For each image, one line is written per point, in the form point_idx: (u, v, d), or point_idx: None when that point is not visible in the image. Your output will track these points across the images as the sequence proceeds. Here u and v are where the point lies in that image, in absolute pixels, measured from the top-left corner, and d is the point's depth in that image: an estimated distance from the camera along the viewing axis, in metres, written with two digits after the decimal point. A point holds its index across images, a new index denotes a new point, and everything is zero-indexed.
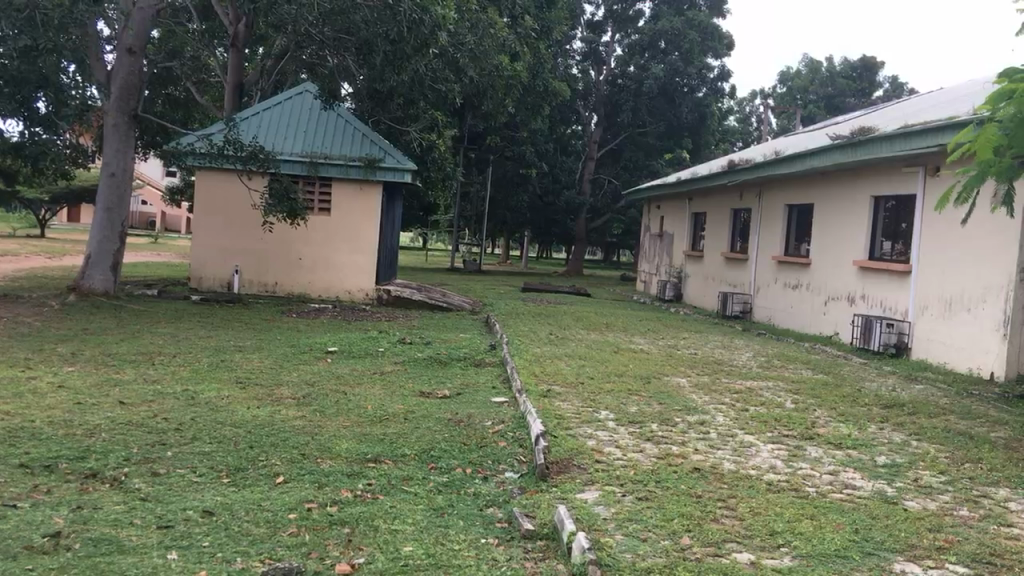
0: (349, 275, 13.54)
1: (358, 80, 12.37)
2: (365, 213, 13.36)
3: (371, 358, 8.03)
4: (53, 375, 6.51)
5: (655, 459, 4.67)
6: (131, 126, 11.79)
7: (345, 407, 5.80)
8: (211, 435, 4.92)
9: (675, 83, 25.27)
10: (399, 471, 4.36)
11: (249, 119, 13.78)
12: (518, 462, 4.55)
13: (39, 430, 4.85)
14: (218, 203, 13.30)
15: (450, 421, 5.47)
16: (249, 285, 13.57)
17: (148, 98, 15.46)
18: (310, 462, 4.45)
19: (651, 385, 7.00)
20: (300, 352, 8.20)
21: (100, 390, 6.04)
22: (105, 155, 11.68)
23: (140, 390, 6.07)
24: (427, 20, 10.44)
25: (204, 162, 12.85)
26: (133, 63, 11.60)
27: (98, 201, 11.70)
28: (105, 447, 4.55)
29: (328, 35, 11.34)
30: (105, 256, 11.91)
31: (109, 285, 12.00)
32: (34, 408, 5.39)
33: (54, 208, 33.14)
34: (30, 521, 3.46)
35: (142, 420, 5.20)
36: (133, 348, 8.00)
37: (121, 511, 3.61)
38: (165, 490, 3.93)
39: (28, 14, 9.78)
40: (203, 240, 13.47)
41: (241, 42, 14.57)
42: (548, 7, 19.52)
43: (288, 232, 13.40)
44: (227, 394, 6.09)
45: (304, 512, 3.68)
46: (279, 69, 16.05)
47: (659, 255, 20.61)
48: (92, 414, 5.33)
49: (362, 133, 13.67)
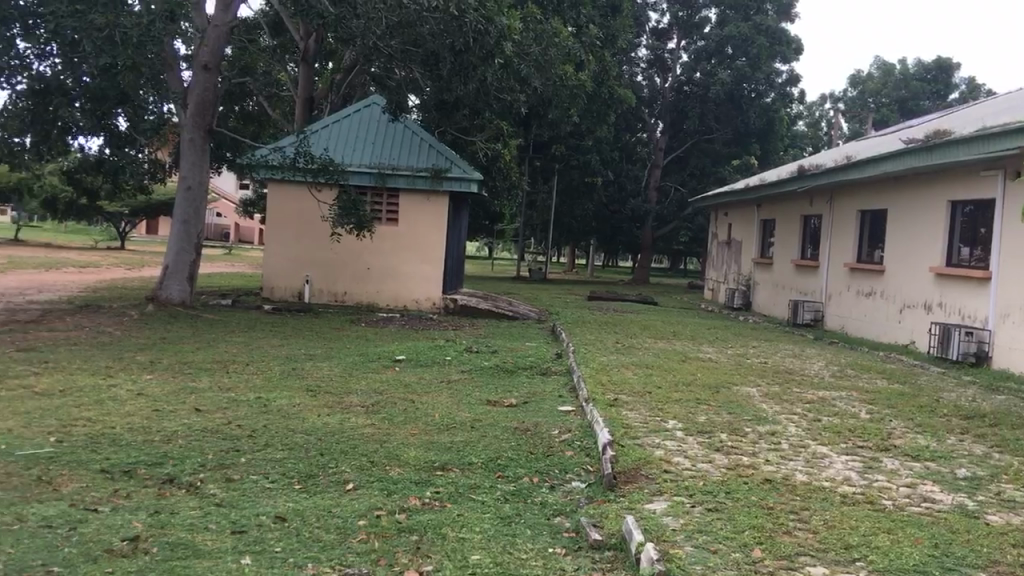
0: (417, 284, 13.63)
1: (425, 92, 12.53)
2: (434, 222, 13.48)
3: (438, 367, 8.09)
4: (132, 384, 6.68)
5: (725, 469, 4.60)
6: (207, 140, 12.03)
7: (413, 416, 5.85)
8: (283, 442, 5.00)
9: (742, 89, 24.91)
10: (466, 479, 4.38)
11: (318, 132, 14.05)
12: (585, 472, 4.53)
13: (120, 436, 5.00)
14: (288, 215, 13.57)
15: (517, 429, 5.47)
16: (319, 295, 13.77)
17: (221, 114, 15.76)
18: (379, 470, 4.50)
19: (720, 395, 6.88)
20: (369, 361, 8.29)
21: (178, 397, 6.21)
22: (181, 168, 11.95)
23: (215, 398, 6.20)
24: (492, 31, 10.73)
25: (276, 174, 13.13)
26: (209, 79, 11.85)
27: (174, 214, 11.99)
28: (181, 453, 4.66)
29: (396, 48, 11.23)
30: (181, 268, 12.23)
31: (185, 295, 12.34)
32: (115, 415, 5.56)
33: (133, 221, 34.31)
34: (111, 525, 3.56)
35: (218, 427, 5.32)
36: (207, 356, 8.16)
37: (196, 516, 3.69)
38: (239, 496, 4.00)
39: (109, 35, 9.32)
40: (275, 252, 13.75)
41: (311, 57, 15.07)
42: (613, 16, 19.43)
43: (356, 243, 13.58)
44: (298, 401, 6.18)
45: (374, 519, 3.72)
46: (348, 82, 16.37)
47: (727, 263, 20.33)
48: (170, 420, 5.47)
49: (429, 143, 13.83)
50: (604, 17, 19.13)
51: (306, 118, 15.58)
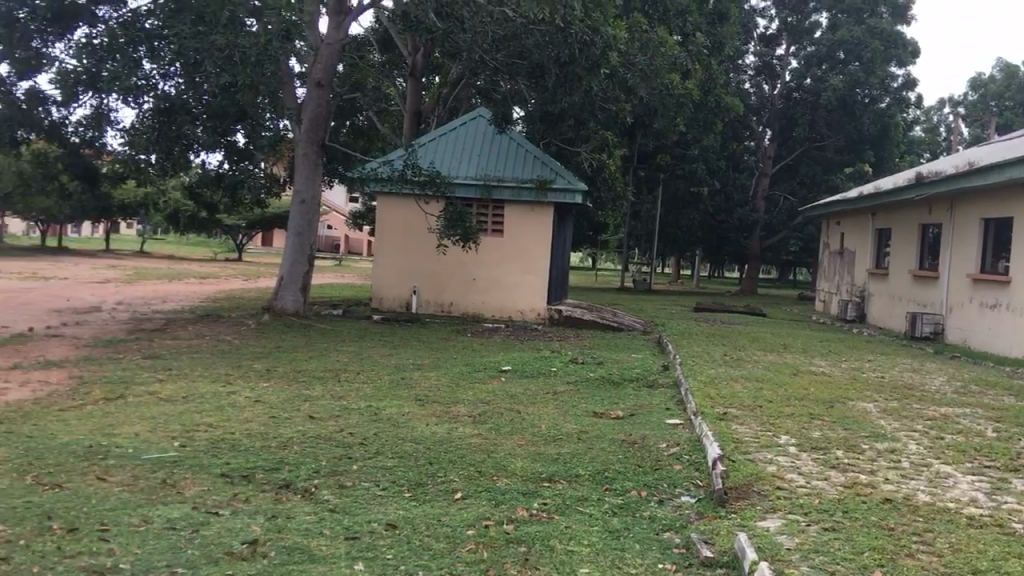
0: (521, 295, 13.68)
1: (530, 104, 12.61)
2: (538, 233, 13.52)
3: (544, 378, 8.08)
4: (250, 391, 6.91)
5: (841, 487, 4.45)
6: (319, 155, 12.39)
7: (520, 427, 5.85)
8: (393, 450, 5.08)
9: (855, 94, 24.11)
10: (573, 492, 4.36)
11: (425, 145, 14.30)
12: (694, 487, 4.45)
13: (239, 441, 5.18)
14: (397, 226, 13.84)
15: (625, 442, 5.42)
16: (426, 305, 13.98)
17: (333, 129, 16.18)
18: (486, 480, 4.52)
19: (835, 411, 6.66)
20: (476, 371, 8.35)
21: (292, 405, 6.39)
22: (296, 183, 12.35)
23: (329, 406, 6.36)
24: (598, 41, 10.81)
25: (385, 187, 13.42)
26: (322, 96, 12.21)
27: (288, 226, 12.40)
28: (296, 459, 4.80)
29: (501, 61, 11.28)
30: (296, 279, 12.62)
31: (299, 305, 12.73)
32: (234, 421, 5.76)
33: (249, 234, 35.64)
34: (230, 528, 3.68)
35: (331, 434, 5.44)
36: (320, 365, 8.38)
37: (311, 521, 3.79)
38: (351, 502, 4.09)
39: (228, 53, 9.64)
40: (384, 263, 14.04)
41: (419, 72, 15.40)
42: (721, 23, 19.15)
43: (462, 254, 13.74)
44: (407, 411, 6.27)
45: (483, 529, 3.74)
46: (455, 95, 16.61)
47: (839, 274, 19.72)
48: (285, 427, 5.64)
49: (534, 155, 13.89)
50: (711, 24, 18.87)
51: (413, 131, 15.91)
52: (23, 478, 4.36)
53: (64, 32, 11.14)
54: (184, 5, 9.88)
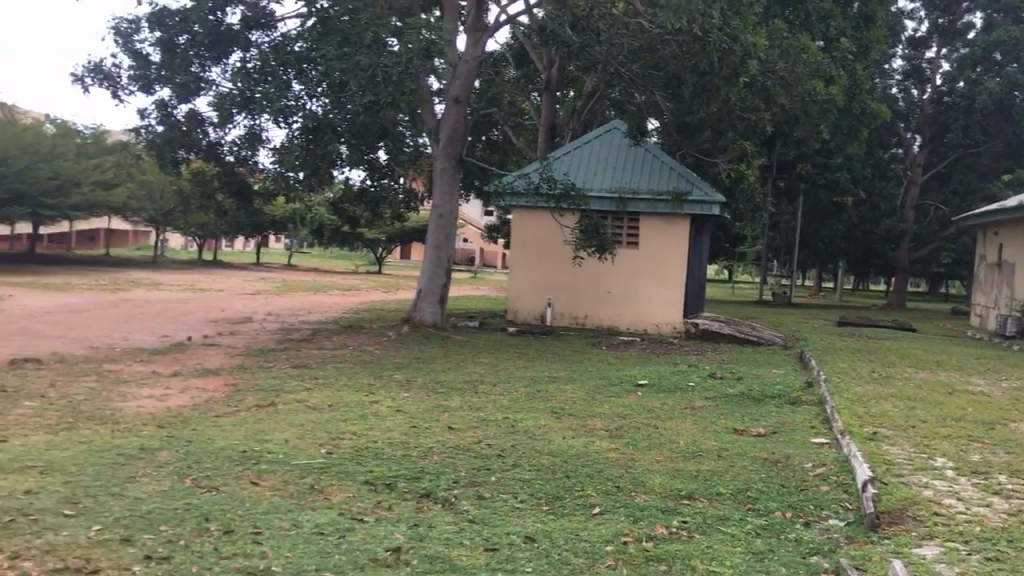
0: (657, 307, 13.50)
1: (667, 114, 12.46)
2: (674, 245, 13.33)
3: (681, 393, 7.93)
4: (392, 401, 7.08)
5: (1005, 515, 4.17)
6: (457, 170, 12.62)
7: (657, 442, 5.77)
8: (530, 462, 5.10)
9: (1014, 97, 22.75)
10: (714, 510, 4.25)
11: (560, 158, 14.35)
12: (843, 510, 4.26)
13: (382, 450, 5.32)
14: (532, 239, 13.94)
15: (768, 460, 5.26)
16: (561, 318, 14.00)
17: (470, 144, 16.47)
18: (624, 495, 4.47)
19: (996, 433, 6.25)
20: (612, 385, 8.28)
21: (432, 415, 6.51)
22: (434, 197, 12.61)
23: (467, 417, 6.44)
24: (737, 49, 10.59)
25: (520, 200, 13.54)
26: (459, 112, 12.44)
27: (427, 240, 12.68)
28: (437, 469, 4.88)
29: (636, 73, 11.19)
30: (434, 291, 12.90)
31: (437, 317, 12.99)
32: (376, 430, 5.91)
33: (389, 247, 36.69)
34: (376, 534, 3.77)
35: (469, 445, 5.51)
36: (457, 377, 8.50)
37: (452, 531, 3.84)
38: (491, 513, 4.12)
39: (372, 74, 9.86)
40: (519, 276, 14.16)
41: (553, 85, 15.56)
42: (867, 27, 18.44)
43: (597, 266, 13.70)
44: (544, 423, 6.29)
45: (622, 546, 3.70)
46: (590, 108, 16.62)
47: (998, 287, 18.57)
48: (426, 437, 5.75)
49: (670, 166, 13.73)
50: (855, 28, 18.20)
51: (548, 144, 16.06)
52: (184, 480, 4.61)
53: (220, 57, 11.78)
54: (331, 28, 10.26)
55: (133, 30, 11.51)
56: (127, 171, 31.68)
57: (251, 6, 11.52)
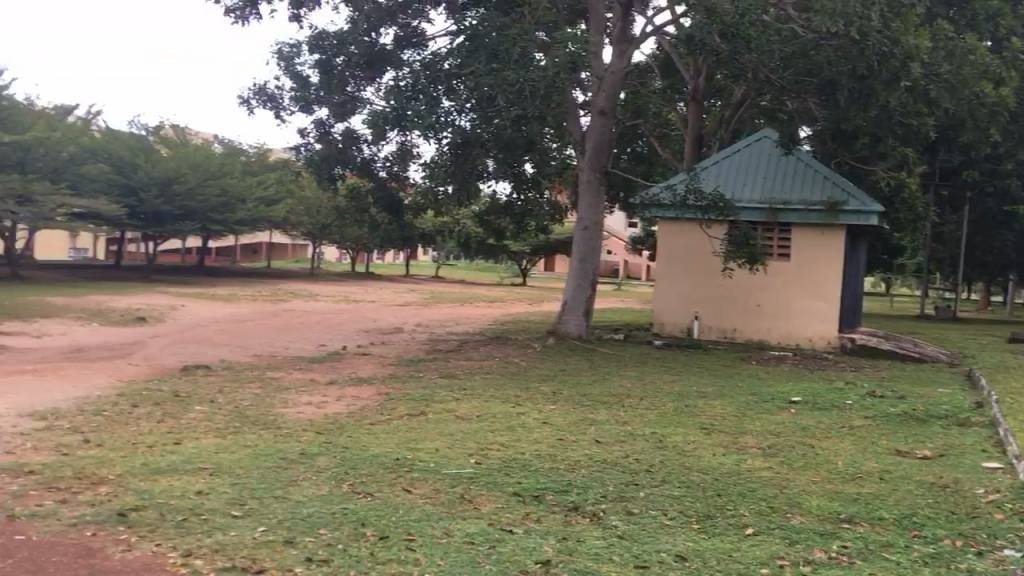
0: (810, 321, 13.00)
1: (821, 122, 12.05)
2: (828, 256, 12.84)
3: (838, 411, 7.60)
4: (538, 413, 7.12)
5: None
6: (602, 182, 12.60)
7: (813, 462, 5.55)
8: (680, 479, 5.01)
9: None
10: (877, 536, 4.05)
11: (708, 168, 14.10)
12: (1020, 540, 3.97)
13: (529, 462, 5.35)
14: (679, 251, 13.75)
15: (935, 485, 4.97)
16: (708, 331, 13.72)
17: (615, 156, 16.43)
18: (779, 516, 4.32)
19: None
20: (763, 402, 8.03)
21: (579, 428, 6.50)
22: (580, 209, 12.64)
23: (614, 431, 6.40)
24: (898, 52, 10.13)
25: (666, 212, 13.39)
26: (605, 124, 12.42)
27: (572, 252, 12.71)
28: (585, 482, 4.86)
29: (788, 80, 10.88)
30: (579, 303, 12.89)
31: (582, 329, 12.97)
32: (524, 441, 5.96)
33: (533, 259, 36.97)
34: (524, 546, 3.79)
35: (616, 459, 5.47)
36: (603, 390, 8.45)
37: (601, 546, 3.81)
38: (640, 530, 4.07)
39: (520, 88, 9.96)
40: (665, 288, 13.99)
41: (701, 95, 15.34)
42: None
43: (746, 279, 13.36)
44: (693, 439, 6.17)
45: (777, 569, 3.57)
46: (739, 117, 16.27)
47: None
48: (573, 450, 5.74)
49: (823, 175, 13.25)
50: None
51: (695, 155, 15.83)
52: (341, 486, 4.77)
53: (374, 76, 12.23)
54: (480, 44, 10.47)
55: (295, 53, 12.10)
56: (287, 187, 33.27)
57: (403, 26, 11.92)
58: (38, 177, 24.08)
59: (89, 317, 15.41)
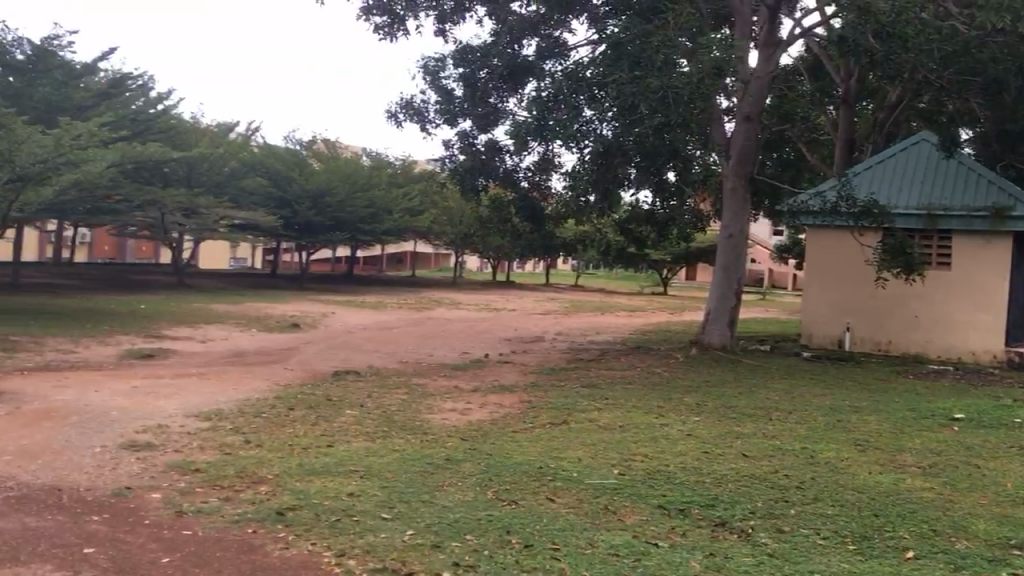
0: (974, 334, 12.21)
1: (985, 123, 11.36)
2: (993, 264, 12.04)
3: (1006, 430, 7.13)
4: (682, 425, 7.00)
5: None
6: (748, 189, 12.31)
7: (979, 483, 5.22)
8: (834, 497, 4.81)
9: None
10: None
11: (861, 174, 13.55)
12: None
13: (674, 474, 5.26)
14: (829, 260, 13.28)
15: None
16: (861, 343, 13.15)
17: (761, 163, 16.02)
18: (943, 540, 4.08)
19: None
20: (923, 418, 7.62)
21: (724, 441, 6.35)
22: (724, 217, 12.39)
23: (761, 445, 6.22)
24: None
25: (815, 219, 12.95)
26: (751, 129, 12.13)
27: (716, 261, 12.48)
28: (732, 498, 4.73)
29: (949, 80, 10.31)
30: (723, 313, 12.61)
31: (726, 339, 12.67)
32: (668, 453, 5.87)
33: (674, 267, 36.48)
34: (670, 561, 3.73)
35: (765, 474, 5.31)
36: (750, 402, 8.23)
37: (750, 564, 3.70)
38: (791, 549, 3.93)
39: (663, 95, 9.84)
40: (815, 298, 13.53)
41: (852, 98, 14.76)
42: None
43: (902, 288, 12.74)
44: (847, 456, 5.91)
45: None
46: (894, 119, 15.56)
47: None
48: (719, 463, 5.61)
49: (988, 179, 12.50)
50: None
51: (846, 160, 15.24)
52: (486, 492, 4.83)
53: (516, 88, 12.37)
54: (623, 53, 10.42)
55: (440, 67, 12.37)
56: (431, 198, 34.11)
57: (545, 37, 12.00)
58: (204, 191, 25.70)
59: (248, 323, 16.24)
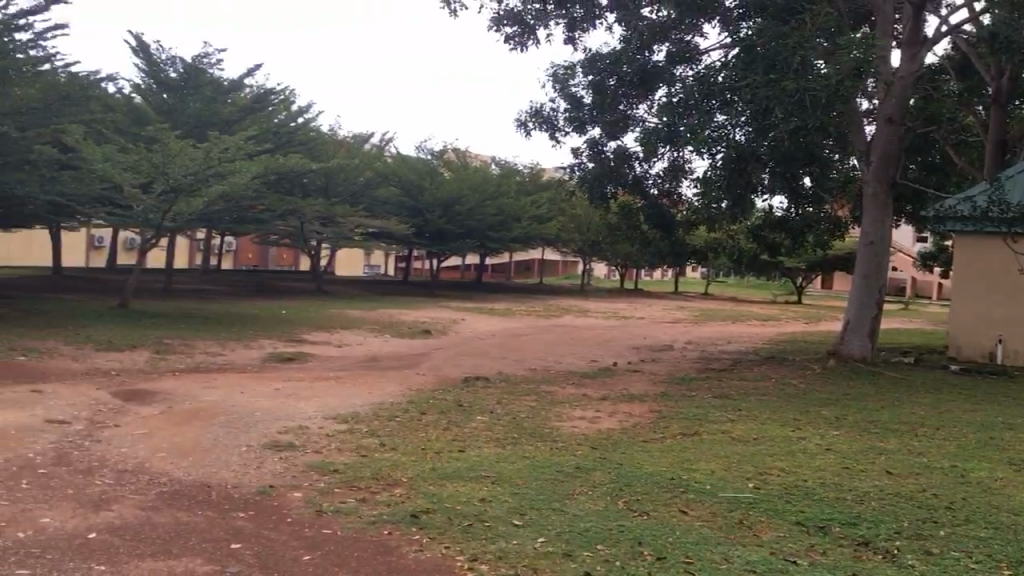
0: None
1: None
2: None
3: None
4: (820, 439, 6.74)
5: None
6: (890, 193, 11.79)
7: None
8: (987, 519, 4.53)
9: None
10: None
11: (1014, 177, 12.78)
12: None
13: (813, 490, 5.08)
14: (979, 268, 12.55)
15: None
16: (1014, 357, 12.35)
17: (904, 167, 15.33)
18: None
19: None
20: None
21: (866, 457, 6.08)
22: (864, 223, 11.90)
23: (907, 462, 5.93)
24: None
25: (963, 225, 12.29)
26: (894, 131, 11.62)
27: (856, 269, 11.99)
28: (875, 516, 4.53)
29: None
30: (863, 323, 12.10)
31: (866, 350, 12.15)
32: (806, 468, 5.67)
33: (810, 276, 35.29)
34: None
35: (911, 493, 5.05)
36: (893, 417, 7.87)
37: None
38: (941, 572, 3.72)
39: (800, 98, 9.55)
40: (962, 309, 12.78)
41: (1004, 96, 13.96)
42: None
43: None
44: (1001, 476, 5.55)
45: None
46: None
47: None
48: (861, 480, 5.37)
49: None
50: None
51: (998, 163, 14.40)
52: (617, 502, 4.78)
53: (646, 94, 12.25)
54: (756, 56, 10.18)
55: (569, 75, 12.40)
56: (559, 206, 34.20)
57: (676, 42, 11.85)
58: (340, 201, 26.60)
59: (382, 329, 16.66)
